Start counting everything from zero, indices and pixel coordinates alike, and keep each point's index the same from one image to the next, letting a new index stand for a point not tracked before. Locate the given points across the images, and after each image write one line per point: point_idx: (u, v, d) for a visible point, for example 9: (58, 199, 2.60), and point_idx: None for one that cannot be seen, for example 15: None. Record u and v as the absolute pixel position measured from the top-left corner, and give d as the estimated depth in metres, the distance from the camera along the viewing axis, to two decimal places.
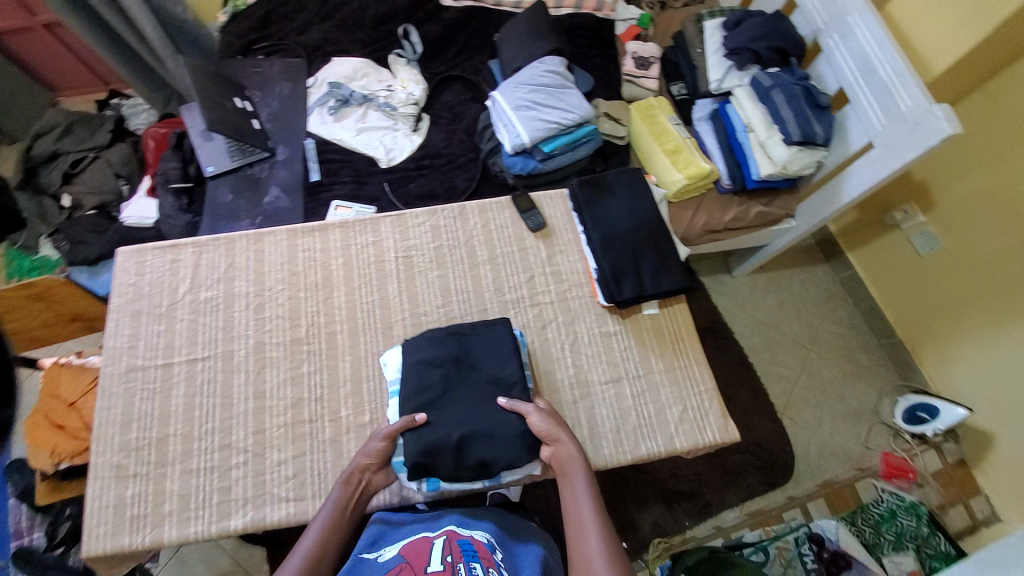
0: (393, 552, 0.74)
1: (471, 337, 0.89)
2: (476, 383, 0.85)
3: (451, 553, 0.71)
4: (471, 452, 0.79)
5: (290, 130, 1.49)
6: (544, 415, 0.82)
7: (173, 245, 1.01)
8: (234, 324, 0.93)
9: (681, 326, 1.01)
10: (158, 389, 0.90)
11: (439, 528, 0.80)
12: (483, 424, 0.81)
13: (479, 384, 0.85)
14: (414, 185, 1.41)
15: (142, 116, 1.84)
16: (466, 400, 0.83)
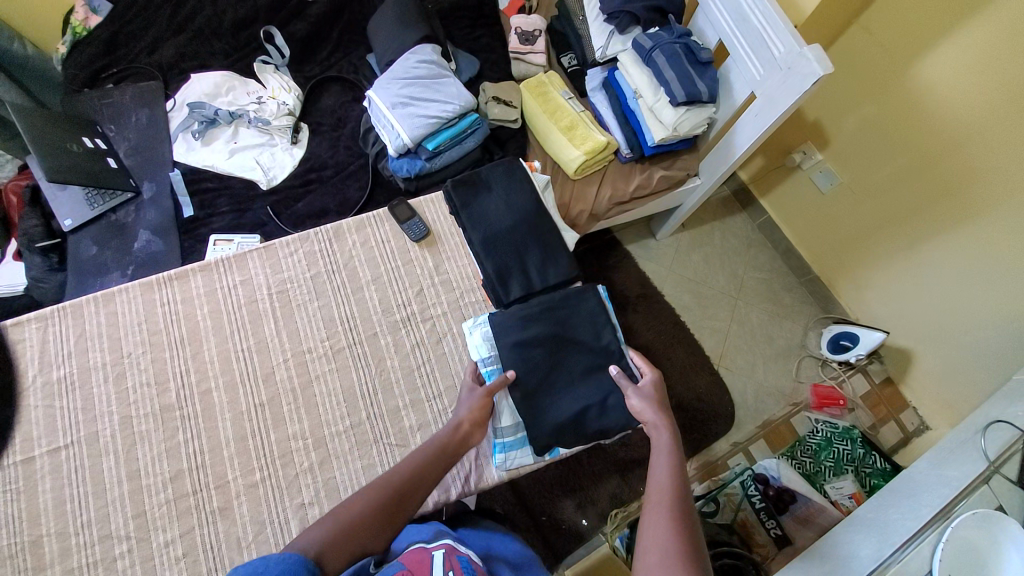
0: (393, 563, 0.65)
1: (567, 310, 0.94)
2: (578, 355, 0.93)
3: (452, 569, 0.63)
4: (577, 425, 0.88)
5: (154, 162, 1.35)
6: (644, 395, 0.85)
7: (13, 322, 0.90)
8: (96, 401, 0.85)
9: None
10: (20, 491, 0.80)
11: (436, 539, 0.72)
12: (593, 397, 0.90)
13: (581, 357, 0.92)
14: (302, 205, 1.32)
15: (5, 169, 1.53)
16: (572, 375, 0.91)
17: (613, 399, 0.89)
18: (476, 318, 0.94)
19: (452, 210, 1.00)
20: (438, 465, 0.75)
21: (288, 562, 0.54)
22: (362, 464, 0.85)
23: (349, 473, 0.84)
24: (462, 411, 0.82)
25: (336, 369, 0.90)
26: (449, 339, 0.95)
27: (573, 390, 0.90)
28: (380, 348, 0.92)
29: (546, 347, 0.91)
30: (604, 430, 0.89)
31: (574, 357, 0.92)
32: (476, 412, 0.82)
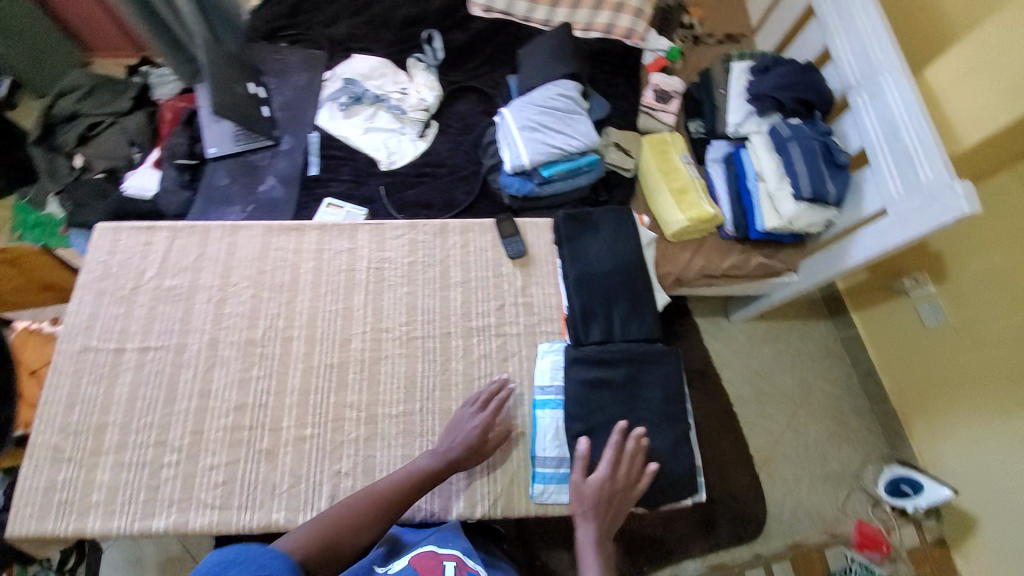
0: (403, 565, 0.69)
1: (643, 366, 0.90)
2: (642, 412, 0.87)
3: None
4: None
5: (298, 121, 1.48)
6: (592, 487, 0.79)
7: (149, 226, 1.00)
8: (193, 316, 0.93)
9: None
10: (106, 374, 0.88)
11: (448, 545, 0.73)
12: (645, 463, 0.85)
13: (646, 416, 0.87)
14: (411, 192, 1.40)
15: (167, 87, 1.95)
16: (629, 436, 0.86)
17: (666, 472, 0.85)
18: (551, 343, 0.94)
19: (557, 240, 1.01)
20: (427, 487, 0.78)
21: (271, 563, 0.56)
22: (402, 453, 0.86)
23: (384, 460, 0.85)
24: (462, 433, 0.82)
25: (404, 356, 0.93)
26: (515, 361, 0.94)
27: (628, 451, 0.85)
28: (450, 349, 0.93)
29: (612, 398, 0.88)
30: (645, 500, 0.85)
31: (637, 416, 0.87)
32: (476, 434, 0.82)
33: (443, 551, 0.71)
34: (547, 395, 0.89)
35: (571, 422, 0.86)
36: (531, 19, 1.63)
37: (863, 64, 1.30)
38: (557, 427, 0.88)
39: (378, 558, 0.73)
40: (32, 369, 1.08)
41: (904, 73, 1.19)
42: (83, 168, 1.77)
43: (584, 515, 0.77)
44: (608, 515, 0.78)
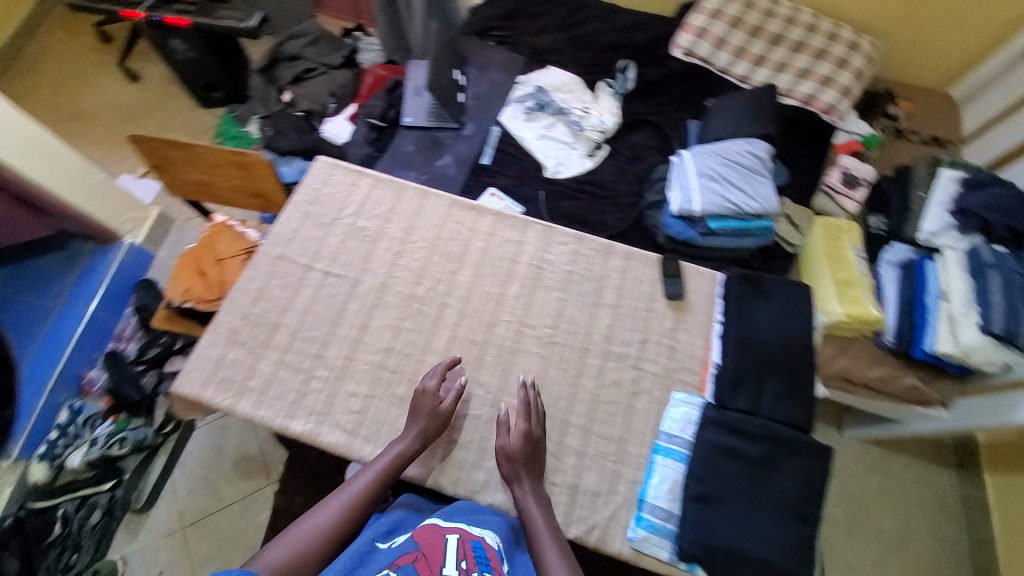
0: (406, 540, 0.72)
1: (784, 452, 0.84)
2: (772, 500, 0.81)
3: (465, 560, 0.69)
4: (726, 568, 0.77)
5: (485, 113, 1.60)
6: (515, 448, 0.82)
7: (358, 171, 1.14)
8: (373, 258, 1.03)
9: None
10: (292, 283, 1.00)
11: (452, 518, 0.77)
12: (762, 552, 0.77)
13: (775, 505, 0.81)
14: (566, 204, 1.43)
15: (370, 54, 2.24)
16: (752, 519, 0.80)
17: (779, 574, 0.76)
18: (688, 395, 0.91)
19: (725, 295, 0.99)
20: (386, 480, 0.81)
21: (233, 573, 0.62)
22: None
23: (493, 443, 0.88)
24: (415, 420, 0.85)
25: (541, 356, 0.95)
26: (645, 399, 0.92)
27: (746, 535, 0.78)
28: (585, 365, 0.94)
29: (743, 472, 0.83)
30: None
31: (766, 502, 0.81)
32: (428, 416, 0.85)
33: (444, 526, 0.74)
34: (673, 444, 0.86)
35: (692, 480, 0.83)
36: (728, 72, 1.60)
37: None
38: (675, 480, 0.84)
39: (382, 532, 0.76)
40: (222, 257, 1.25)
41: None
42: (290, 102, 2.05)
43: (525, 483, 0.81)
44: (530, 461, 0.82)
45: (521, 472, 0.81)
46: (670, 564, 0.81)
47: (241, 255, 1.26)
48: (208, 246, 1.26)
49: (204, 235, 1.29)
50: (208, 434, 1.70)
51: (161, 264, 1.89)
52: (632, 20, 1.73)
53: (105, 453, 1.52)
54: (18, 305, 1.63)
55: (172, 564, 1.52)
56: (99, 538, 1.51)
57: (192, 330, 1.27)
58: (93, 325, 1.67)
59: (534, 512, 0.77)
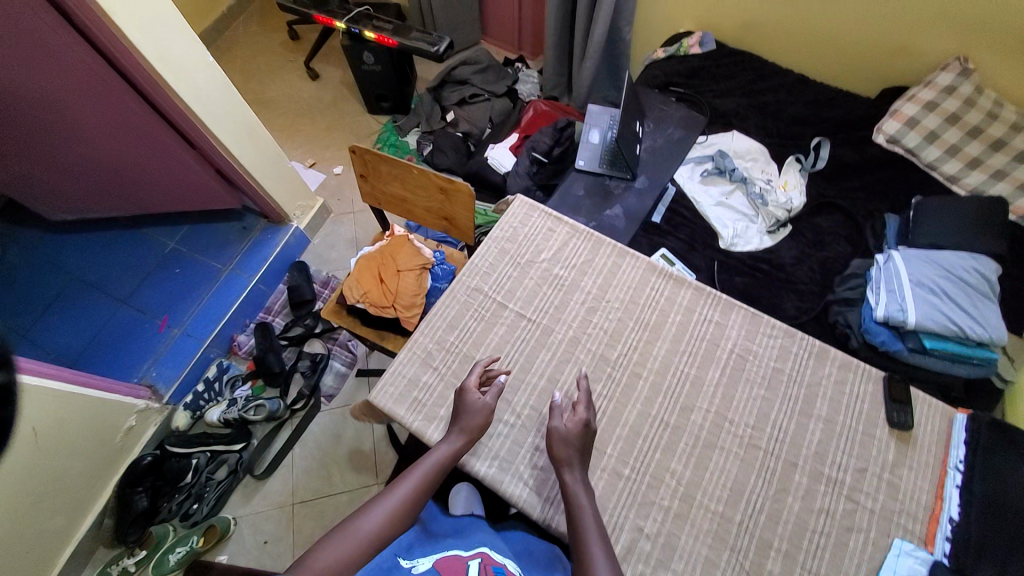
0: (428, 569, 0.69)
1: None
2: None
3: None
4: None
5: (659, 167, 1.55)
6: (568, 432, 0.84)
7: (556, 217, 1.13)
8: (567, 309, 1.02)
9: None
10: (486, 318, 1.01)
11: (472, 547, 0.75)
12: None
13: None
14: (740, 280, 1.35)
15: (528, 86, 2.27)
16: None
17: None
18: (910, 544, 0.81)
19: (967, 442, 0.89)
20: (428, 486, 0.82)
21: None
22: (708, 555, 0.81)
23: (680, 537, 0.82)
24: (459, 426, 0.87)
25: (741, 457, 0.88)
26: (860, 537, 0.82)
27: None
28: (790, 481, 0.86)
29: None
30: None
31: None
32: (471, 418, 0.87)
33: (465, 554, 0.72)
34: None
35: None
36: (935, 169, 1.47)
37: None
38: None
39: (400, 552, 0.74)
40: (401, 269, 1.31)
41: None
42: (451, 122, 2.12)
43: (573, 470, 0.82)
44: (580, 445, 0.84)
45: (570, 458, 0.82)
46: None
47: (417, 270, 1.32)
48: (389, 254, 1.33)
49: (386, 243, 1.36)
50: (330, 419, 1.74)
51: (314, 250, 2.00)
52: (828, 96, 1.62)
53: (241, 416, 1.62)
54: (199, 263, 1.83)
55: (277, 537, 1.56)
56: (220, 495, 1.56)
57: (355, 327, 1.37)
58: (252, 295, 1.81)
59: (582, 500, 0.79)
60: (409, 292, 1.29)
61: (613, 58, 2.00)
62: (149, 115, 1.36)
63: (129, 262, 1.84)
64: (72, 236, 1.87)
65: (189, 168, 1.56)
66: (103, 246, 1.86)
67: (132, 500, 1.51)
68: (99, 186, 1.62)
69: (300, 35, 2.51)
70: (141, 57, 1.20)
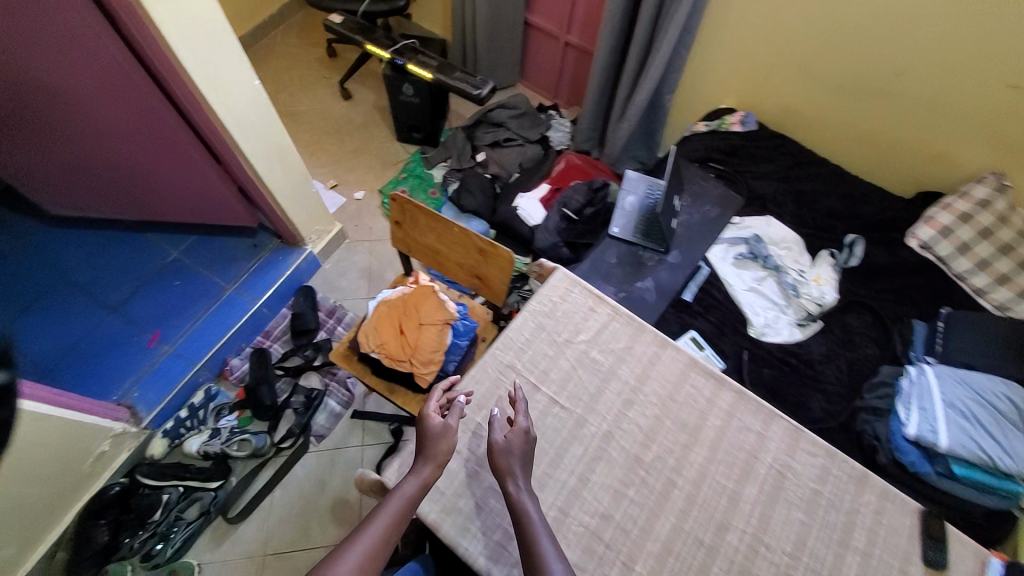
0: None
1: None
2: None
3: None
4: None
5: (692, 244, 1.53)
6: (511, 438, 0.85)
7: (597, 295, 1.10)
8: (602, 398, 0.97)
9: None
10: (517, 400, 0.96)
11: None
12: None
13: None
14: (767, 372, 1.34)
15: (560, 133, 2.22)
16: None
17: None
18: None
19: None
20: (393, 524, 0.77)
21: None
22: None
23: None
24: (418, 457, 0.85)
25: None
26: None
27: None
28: None
29: None
30: None
31: None
32: (431, 448, 0.85)
33: None
34: None
35: None
36: (965, 279, 1.46)
37: None
38: None
39: None
40: (423, 322, 1.24)
41: None
42: (481, 163, 2.08)
43: (519, 477, 0.82)
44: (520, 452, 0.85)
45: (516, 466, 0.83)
46: None
47: (439, 324, 1.25)
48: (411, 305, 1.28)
49: (409, 292, 1.30)
50: (319, 461, 1.64)
51: (323, 275, 1.93)
52: (862, 191, 1.63)
53: (222, 450, 1.54)
54: (202, 277, 1.74)
55: None
56: (188, 536, 1.47)
57: (364, 377, 1.30)
58: (255, 318, 1.73)
59: (529, 509, 0.78)
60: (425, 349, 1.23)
61: (649, 123, 2.01)
62: (185, 134, 1.31)
63: (127, 267, 1.74)
64: (69, 234, 1.78)
65: (214, 187, 1.50)
66: (105, 245, 1.77)
67: (93, 533, 1.38)
68: (117, 193, 1.56)
69: (338, 52, 2.50)
70: (188, 80, 1.17)
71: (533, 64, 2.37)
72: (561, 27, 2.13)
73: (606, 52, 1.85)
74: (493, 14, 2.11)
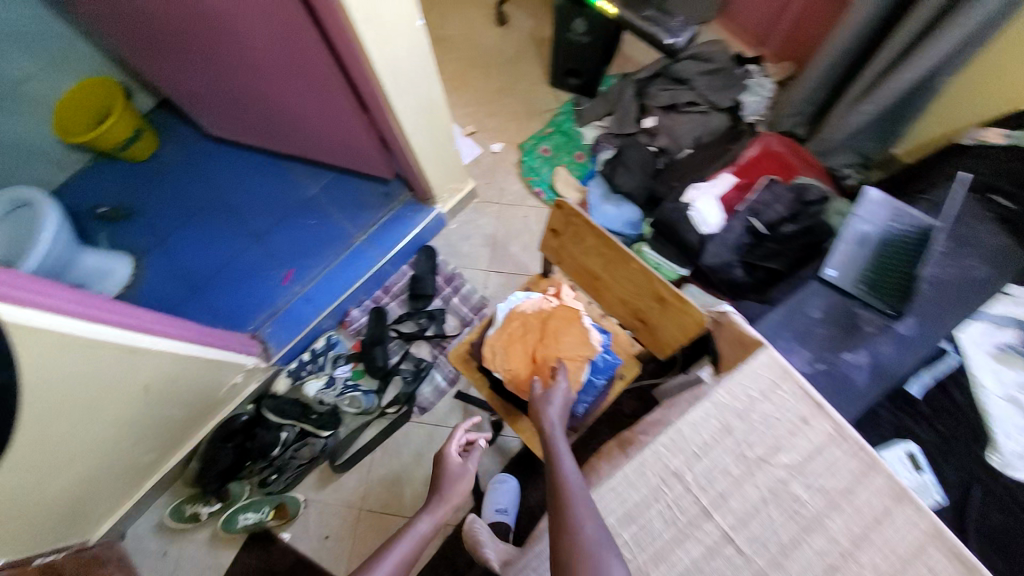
0: None
1: None
2: None
3: None
4: None
5: (938, 314, 1.08)
6: (554, 398, 0.95)
7: (814, 399, 0.78)
8: (796, 557, 0.71)
9: None
10: (679, 524, 0.74)
11: None
12: None
13: None
14: (1000, 520, 1.00)
15: (756, 97, 1.67)
16: None
17: None
18: None
19: None
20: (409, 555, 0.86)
21: None
22: None
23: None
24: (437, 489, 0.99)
25: None
26: None
27: None
28: None
29: None
30: None
31: None
32: (444, 481, 1.00)
33: None
34: None
35: None
36: None
37: None
38: None
39: None
40: (562, 356, 1.02)
41: None
42: (647, 130, 1.67)
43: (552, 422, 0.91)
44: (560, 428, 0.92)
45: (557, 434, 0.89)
46: None
47: (580, 361, 1.02)
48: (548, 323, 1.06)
49: (551, 310, 1.07)
50: (418, 433, 1.61)
51: (446, 236, 1.77)
52: None
53: (336, 403, 1.55)
54: (333, 221, 1.67)
55: (338, 536, 1.53)
56: (298, 475, 1.54)
57: (483, 390, 1.18)
58: (378, 274, 1.66)
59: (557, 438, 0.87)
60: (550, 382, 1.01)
61: (900, 110, 1.42)
62: (333, 77, 1.13)
63: (265, 196, 1.72)
64: (221, 152, 1.80)
65: (355, 134, 1.35)
66: (250, 169, 1.76)
67: (218, 455, 1.47)
68: (263, 124, 1.49)
69: None
70: (342, 21, 0.95)
71: None
72: None
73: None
74: None
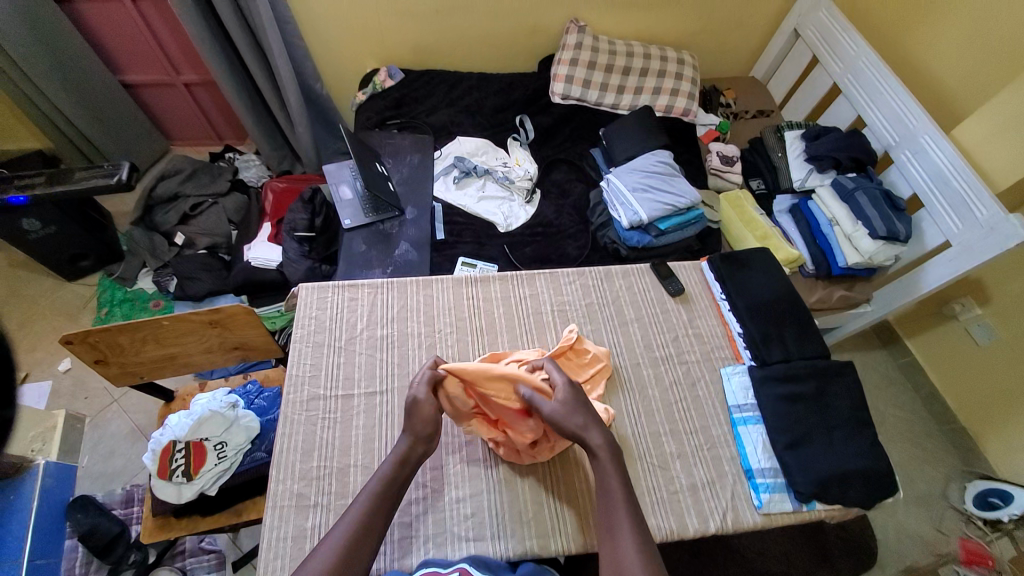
0: None
1: (828, 377, 1.01)
2: (834, 420, 0.97)
3: None
4: (825, 478, 0.91)
5: (417, 193, 1.63)
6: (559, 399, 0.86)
7: (349, 285, 1.11)
8: (409, 361, 1.02)
9: (844, 390, 1.00)
10: (339, 419, 0.94)
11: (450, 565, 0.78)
12: (835, 465, 0.92)
13: (837, 421, 0.97)
14: (530, 249, 1.52)
15: (253, 170, 2.07)
16: (822, 445, 0.94)
17: (851, 480, 0.91)
18: (735, 366, 1.06)
19: (716, 277, 1.18)
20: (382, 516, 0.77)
21: None
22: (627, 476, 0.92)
23: (583, 470, 0.93)
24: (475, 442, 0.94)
25: (608, 383, 1.02)
26: (703, 385, 1.05)
27: (833, 452, 0.93)
28: (644, 378, 1.04)
29: (809, 405, 0.98)
30: (844, 503, 0.91)
31: (829, 423, 0.97)
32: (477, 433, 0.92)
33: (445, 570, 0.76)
34: (739, 413, 1.00)
35: (774, 431, 0.96)
36: (602, 103, 1.84)
37: (899, 127, 1.52)
38: (762, 441, 0.97)
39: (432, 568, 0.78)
40: (218, 321, 1.06)
41: (940, 134, 1.41)
42: (184, 244, 1.83)
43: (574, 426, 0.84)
44: (624, 474, 0.83)
45: (628, 535, 0.74)
46: (795, 512, 0.92)
47: (238, 321, 1.07)
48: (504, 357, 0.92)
49: (235, 326, 1.07)
50: None
51: (83, 477, 1.51)
52: (507, 82, 1.89)
53: None
54: None
55: None
56: None
57: (197, 525, 1.09)
58: None
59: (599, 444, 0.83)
60: (600, 453, 0.83)
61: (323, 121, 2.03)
62: None
63: None
64: None
65: None
66: None
67: None
68: None
69: None
70: None
71: (170, 118, 2.12)
72: (165, 63, 1.91)
73: (225, 74, 1.76)
74: (76, 93, 1.79)
